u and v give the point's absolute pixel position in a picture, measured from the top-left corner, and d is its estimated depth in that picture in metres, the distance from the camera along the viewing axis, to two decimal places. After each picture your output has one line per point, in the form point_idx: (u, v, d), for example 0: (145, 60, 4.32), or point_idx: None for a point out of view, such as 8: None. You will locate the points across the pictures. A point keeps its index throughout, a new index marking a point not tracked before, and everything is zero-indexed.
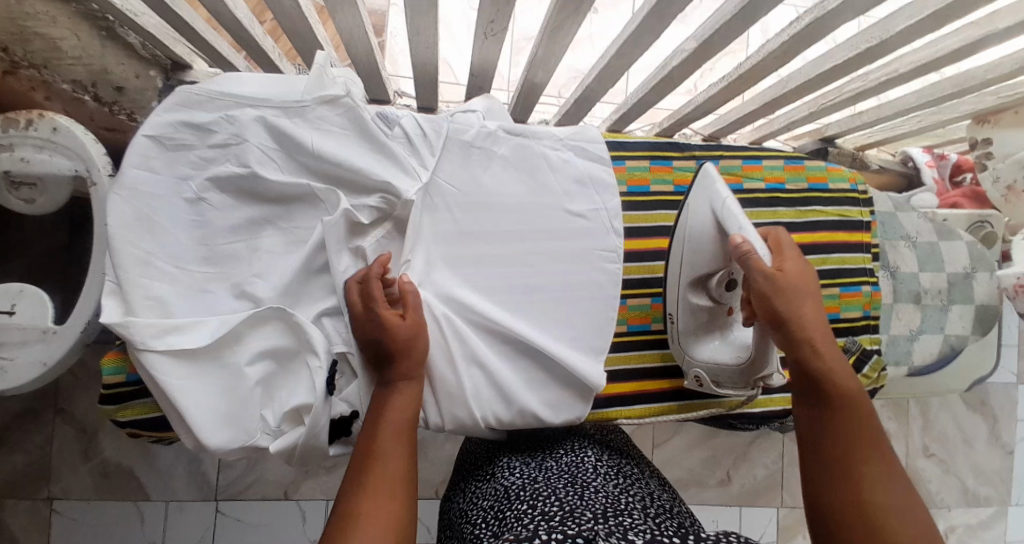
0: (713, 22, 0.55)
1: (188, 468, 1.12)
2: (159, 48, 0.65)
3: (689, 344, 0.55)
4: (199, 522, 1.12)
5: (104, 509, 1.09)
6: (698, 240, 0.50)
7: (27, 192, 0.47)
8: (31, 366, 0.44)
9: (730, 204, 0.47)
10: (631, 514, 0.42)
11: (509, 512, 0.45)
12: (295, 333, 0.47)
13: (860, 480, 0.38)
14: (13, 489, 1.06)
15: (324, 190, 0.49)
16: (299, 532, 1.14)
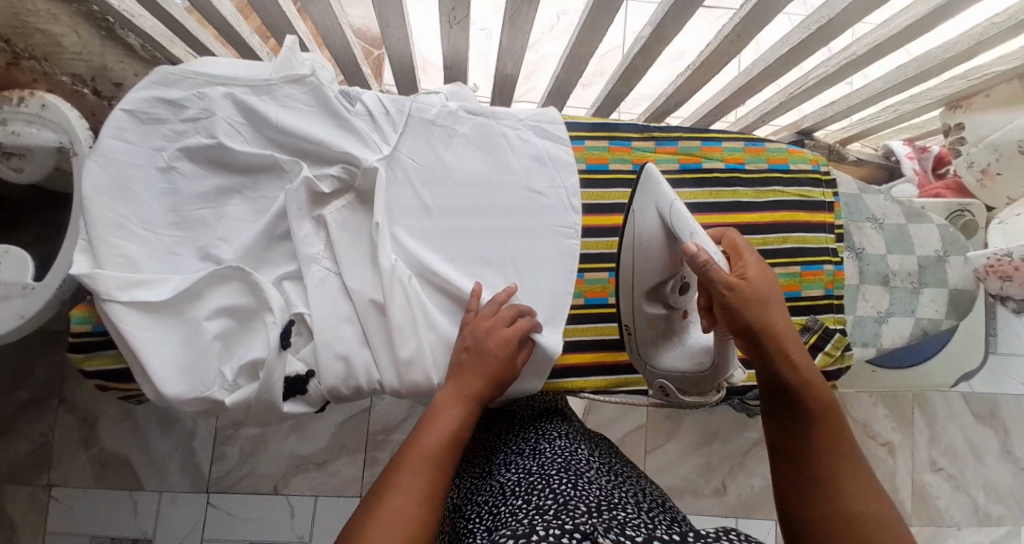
0: (663, 7, 0.57)
1: (183, 459, 1.14)
2: (158, 50, 0.69)
3: (651, 354, 0.55)
4: (190, 514, 1.13)
5: (100, 497, 1.11)
6: (650, 247, 0.49)
7: (18, 162, 0.52)
8: (9, 318, 0.48)
9: (678, 208, 0.46)
10: (626, 509, 0.38)
11: (502, 507, 0.41)
12: (254, 293, 0.49)
13: (841, 488, 0.36)
14: (16, 475, 1.09)
15: (289, 161, 0.53)
16: (287, 527, 1.14)
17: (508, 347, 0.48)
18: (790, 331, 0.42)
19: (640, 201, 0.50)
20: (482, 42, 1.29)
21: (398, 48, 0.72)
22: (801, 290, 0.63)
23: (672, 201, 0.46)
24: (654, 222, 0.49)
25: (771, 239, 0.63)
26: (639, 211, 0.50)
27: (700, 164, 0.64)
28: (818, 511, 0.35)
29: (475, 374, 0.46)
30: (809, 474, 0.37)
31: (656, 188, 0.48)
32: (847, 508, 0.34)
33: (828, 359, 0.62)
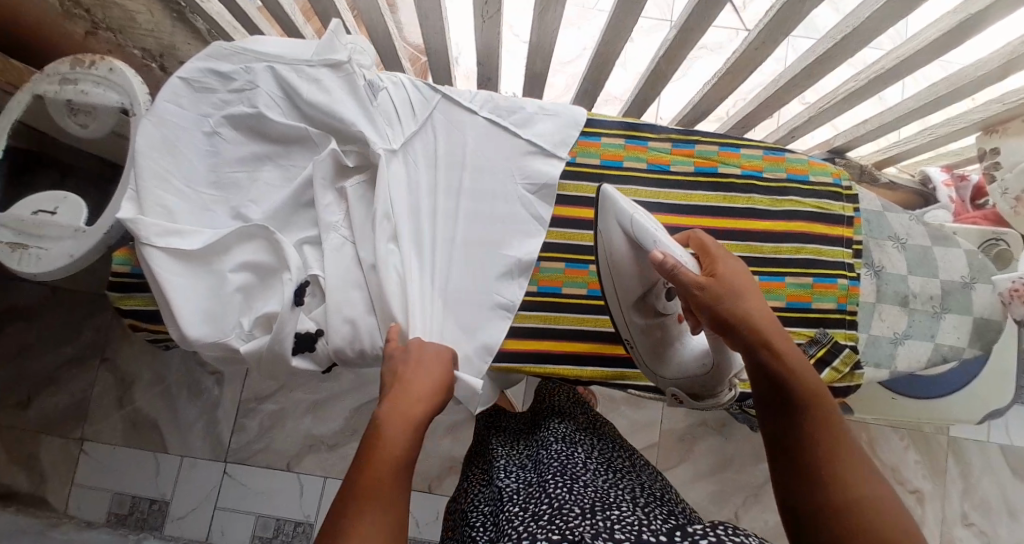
0: (686, 9, 0.59)
1: (205, 427, 1.20)
2: (222, 34, 0.76)
3: (655, 366, 0.56)
4: (206, 482, 1.18)
5: (126, 455, 1.18)
6: (623, 260, 0.51)
7: (83, 119, 0.58)
8: (60, 256, 0.53)
9: (637, 217, 0.48)
10: (619, 507, 0.43)
11: (503, 514, 0.48)
12: (275, 251, 0.53)
13: (852, 486, 0.30)
14: (53, 426, 1.17)
15: (319, 135, 0.57)
16: (296, 505, 1.17)
17: (443, 359, 0.46)
18: (770, 318, 0.40)
19: (604, 218, 0.52)
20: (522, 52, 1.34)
21: (435, 41, 0.77)
22: (812, 301, 0.62)
23: (631, 213, 0.48)
24: (620, 237, 0.51)
25: (784, 249, 0.63)
26: (607, 228, 0.52)
27: (716, 168, 0.65)
28: (813, 502, 0.31)
29: (423, 375, 0.42)
30: (815, 471, 0.32)
31: (613, 205, 0.50)
32: (850, 502, 0.30)
33: (836, 375, 0.60)
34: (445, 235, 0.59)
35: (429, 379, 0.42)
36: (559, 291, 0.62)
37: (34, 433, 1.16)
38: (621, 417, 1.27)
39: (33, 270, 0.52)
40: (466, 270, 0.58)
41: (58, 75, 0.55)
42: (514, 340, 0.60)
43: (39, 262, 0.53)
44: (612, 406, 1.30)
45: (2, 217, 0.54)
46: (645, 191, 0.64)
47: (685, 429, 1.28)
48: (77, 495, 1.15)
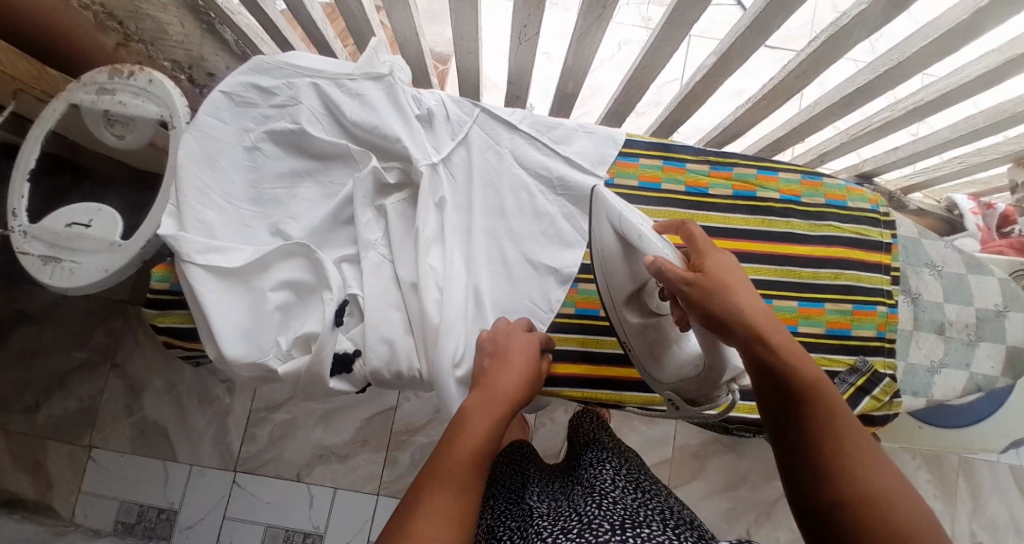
0: (730, 36, 0.59)
1: (215, 435, 1.18)
2: (250, 45, 0.73)
3: (652, 368, 0.54)
4: (215, 492, 1.16)
5: (134, 462, 1.16)
6: (613, 259, 0.51)
7: (120, 130, 0.57)
8: (94, 271, 0.52)
9: (624, 215, 0.47)
10: (648, 526, 0.43)
11: (532, 526, 0.48)
12: (316, 269, 0.52)
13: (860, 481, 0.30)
14: (61, 432, 1.15)
15: (359, 152, 0.56)
16: (305, 516, 1.15)
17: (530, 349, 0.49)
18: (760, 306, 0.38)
19: (596, 214, 0.52)
20: (543, 65, 1.33)
21: (466, 60, 0.76)
22: (851, 328, 0.61)
23: (617, 208, 0.48)
24: (609, 233, 0.51)
25: (823, 273, 0.62)
26: (597, 225, 0.52)
27: (755, 192, 0.64)
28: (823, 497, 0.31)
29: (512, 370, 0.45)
30: (826, 469, 0.31)
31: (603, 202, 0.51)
32: (856, 496, 0.30)
33: (876, 404, 0.59)
34: (486, 254, 0.59)
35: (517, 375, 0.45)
36: (598, 314, 0.61)
37: (39, 438, 1.14)
38: (635, 433, 1.26)
39: (66, 285, 0.51)
40: (500, 288, 0.58)
41: (96, 84, 0.55)
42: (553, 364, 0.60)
43: (72, 276, 0.52)
44: (626, 422, 1.29)
45: (34, 229, 0.52)
46: (683, 213, 0.62)
47: (698, 446, 1.28)
48: (83, 502, 1.13)
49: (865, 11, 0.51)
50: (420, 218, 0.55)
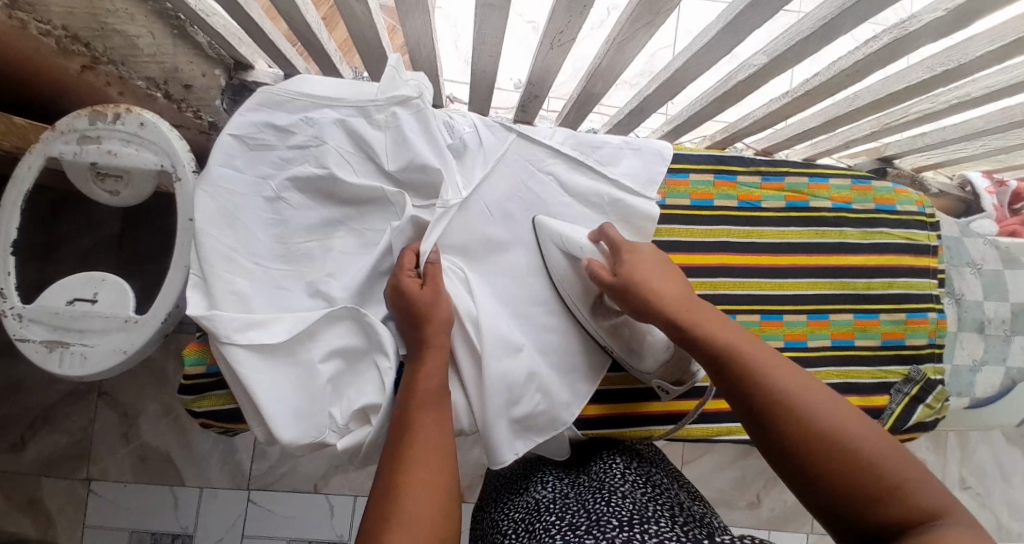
0: (786, 39, 0.53)
1: (221, 455, 0.96)
2: (225, 47, 0.62)
3: (635, 363, 0.51)
4: (229, 511, 0.95)
5: (137, 494, 0.94)
6: (564, 284, 0.52)
7: (112, 184, 0.49)
8: (111, 353, 0.46)
9: (567, 236, 0.51)
10: (658, 521, 0.39)
11: (537, 524, 0.43)
12: (365, 333, 0.47)
13: (805, 420, 0.32)
14: (52, 467, 0.93)
15: (394, 192, 0.50)
16: (326, 527, 0.97)
17: (444, 313, 0.45)
18: (678, 292, 0.43)
19: (542, 244, 0.53)
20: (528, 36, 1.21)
21: (485, 64, 0.67)
22: (905, 338, 0.61)
23: (558, 233, 0.51)
24: (560, 257, 0.52)
25: (876, 284, 0.61)
26: (546, 255, 0.53)
27: (807, 202, 0.61)
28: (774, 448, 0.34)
29: (429, 358, 0.43)
30: (767, 421, 0.34)
31: (547, 231, 0.53)
32: (804, 440, 0.32)
33: (929, 412, 0.60)
34: (533, 293, 0.55)
35: (435, 364, 0.43)
36: None
37: (33, 475, 0.92)
38: None
39: (80, 373, 0.45)
40: (551, 329, 0.54)
41: (76, 132, 0.47)
42: (610, 405, 0.59)
43: (85, 363, 0.46)
44: None
45: (28, 311, 0.46)
46: (737, 230, 0.60)
47: None
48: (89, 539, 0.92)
49: (941, 18, 0.46)
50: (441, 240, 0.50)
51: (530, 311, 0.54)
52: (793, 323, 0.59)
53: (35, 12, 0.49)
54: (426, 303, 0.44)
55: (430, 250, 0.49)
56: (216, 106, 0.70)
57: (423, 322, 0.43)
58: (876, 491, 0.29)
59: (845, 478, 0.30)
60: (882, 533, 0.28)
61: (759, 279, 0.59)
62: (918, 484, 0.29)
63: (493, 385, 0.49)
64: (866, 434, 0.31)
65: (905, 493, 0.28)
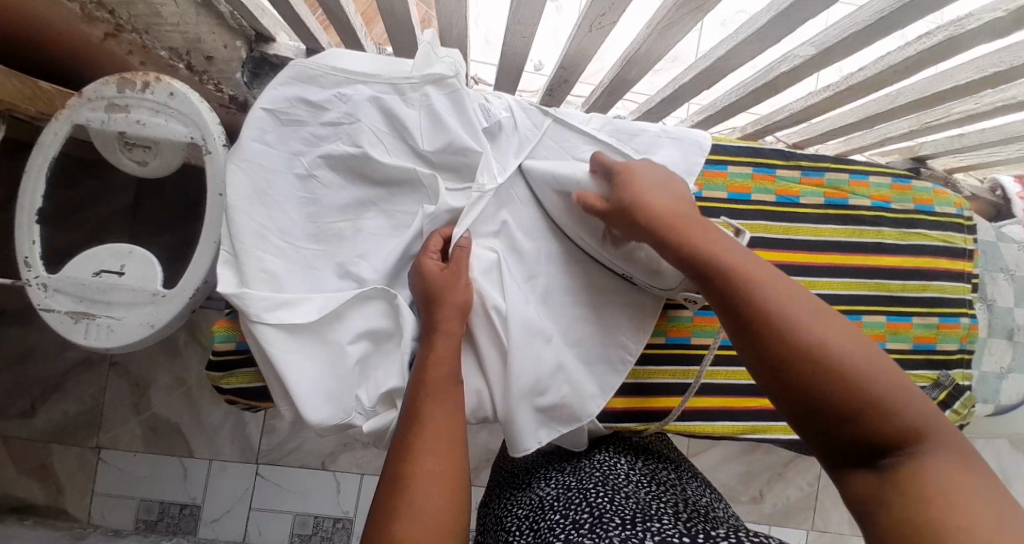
0: (838, 30, 0.51)
1: (232, 429, 0.96)
2: (248, 18, 0.63)
3: (662, 283, 0.48)
4: (237, 485, 0.96)
5: (148, 464, 0.94)
6: (565, 221, 0.50)
7: (140, 154, 0.48)
8: (138, 326, 0.45)
9: (559, 172, 0.49)
10: (661, 518, 0.39)
11: (541, 522, 0.43)
12: (395, 316, 0.46)
13: (803, 336, 0.30)
14: (63, 434, 0.93)
15: (427, 175, 0.49)
16: (332, 504, 0.97)
17: (463, 294, 0.44)
18: (675, 204, 0.40)
19: (538, 187, 0.52)
20: (552, 16, 1.18)
21: (517, 45, 0.65)
22: (936, 342, 0.60)
23: (551, 172, 0.49)
24: (556, 198, 0.50)
25: (911, 286, 0.60)
26: (544, 197, 0.52)
27: (846, 200, 0.60)
28: (770, 361, 0.31)
29: (438, 339, 0.41)
30: (764, 334, 0.31)
31: (539, 171, 0.51)
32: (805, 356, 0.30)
33: (956, 417, 0.60)
34: (561, 282, 0.53)
35: (446, 348, 0.41)
36: (689, 342, 0.59)
37: (41, 443, 0.92)
38: None
39: (106, 345, 0.45)
40: (580, 320, 0.53)
41: (103, 99, 0.46)
42: (628, 398, 0.57)
43: (113, 335, 0.45)
44: None
45: (54, 281, 0.45)
46: (774, 226, 0.58)
47: None
48: (99, 504, 0.93)
49: (1002, 18, 0.44)
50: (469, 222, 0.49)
51: (558, 300, 0.53)
52: None
53: None
54: (437, 285, 0.43)
55: (461, 234, 0.48)
56: (237, 79, 0.69)
57: (436, 305, 0.42)
58: (871, 411, 0.28)
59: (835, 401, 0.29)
60: (860, 451, 0.28)
61: (794, 277, 0.58)
62: (913, 415, 0.28)
63: (521, 374, 0.48)
64: (863, 356, 0.29)
65: (890, 421, 0.27)
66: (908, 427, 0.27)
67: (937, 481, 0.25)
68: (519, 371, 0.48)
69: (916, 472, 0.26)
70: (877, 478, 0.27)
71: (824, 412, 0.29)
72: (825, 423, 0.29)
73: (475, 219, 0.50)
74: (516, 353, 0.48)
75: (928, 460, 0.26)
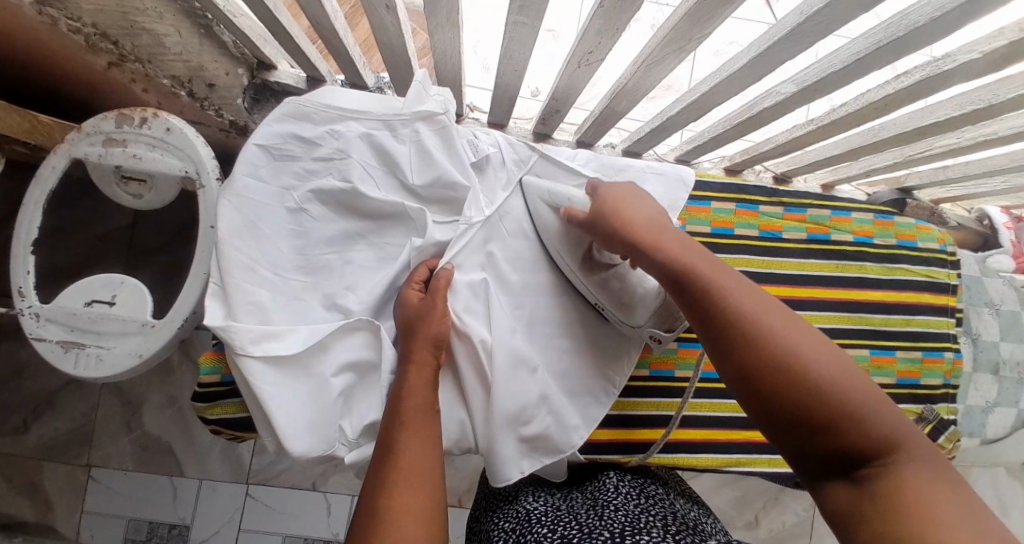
0: (817, 70, 0.52)
1: (222, 449, 0.95)
2: (250, 47, 0.63)
3: (632, 314, 0.49)
4: (227, 505, 0.95)
5: (137, 483, 0.94)
6: (550, 239, 0.51)
7: (136, 188, 0.50)
8: (127, 356, 0.46)
9: (554, 189, 0.51)
10: (650, 532, 0.39)
11: (528, 534, 0.42)
12: (379, 348, 0.47)
13: (768, 345, 0.31)
14: (53, 452, 0.92)
15: (416, 210, 0.51)
16: (322, 526, 0.96)
17: (440, 316, 0.44)
18: (653, 219, 0.42)
19: (530, 199, 0.53)
20: (549, 43, 1.20)
21: (510, 78, 0.66)
22: (920, 378, 0.61)
23: (547, 187, 0.51)
24: (547, 214, 0.51)
25: (894, 320, 0.61)
26: (533, 210, 0.52)
27: (828, 235, 0.61)
28: (736, 370, 0.32)
29: (418, 368, 0.42)
30: (731, 344, 0.32)
31: (533, 187, 0.52)
32: (770, 366, 0.30)
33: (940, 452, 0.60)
34: (546, 313, 0.54)
35: (423, 378, 0.42)
36: (672, 375, 0.60)
37: (33, 460, 0.92)
38: None
39: (95, 375, 0.46)
40: (563, 351, 0.54)
41: (101, 134, 0.47)
42: (610, 430, 0.58)
43: (101, 365, 0.46)
44: None
45: (47, 311, 0.46)
46: (757, 260, 0.59)
47: None
48: (88, 524, 0.92)
49: (976, 61, 0.44)
50: (453, 255, 0.50)
51: (543, 331, 0.53)
52: None
53: (67, 10, 0.48)
54: (414, 313, 0.44)
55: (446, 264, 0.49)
56: (239, 104, 0.69)
57: (415, 334, 0.43)
58: (837, 419, 0.28)
59: (802, 409, 0.29)
60: (835, 461, 0.28)
61: None
62: (883, 424, 0.28)
63: (502, 405, 0.48)
64: (829, 364, 0.30)
65: (864, 430, 0.28)
66: (876, 434, 0.27)
67: (912, 491, 0.25)
68: (500, 402, 0.48)
69: (896, 482, 0.26)
70: (855, 491, 0.27)
71: (796, 421, 0.29)
72: (796, 432, 0.29)
73: (460, 251, 0.50)
74: (499, 385, 0.48)
75: (906, 469, 0.26)
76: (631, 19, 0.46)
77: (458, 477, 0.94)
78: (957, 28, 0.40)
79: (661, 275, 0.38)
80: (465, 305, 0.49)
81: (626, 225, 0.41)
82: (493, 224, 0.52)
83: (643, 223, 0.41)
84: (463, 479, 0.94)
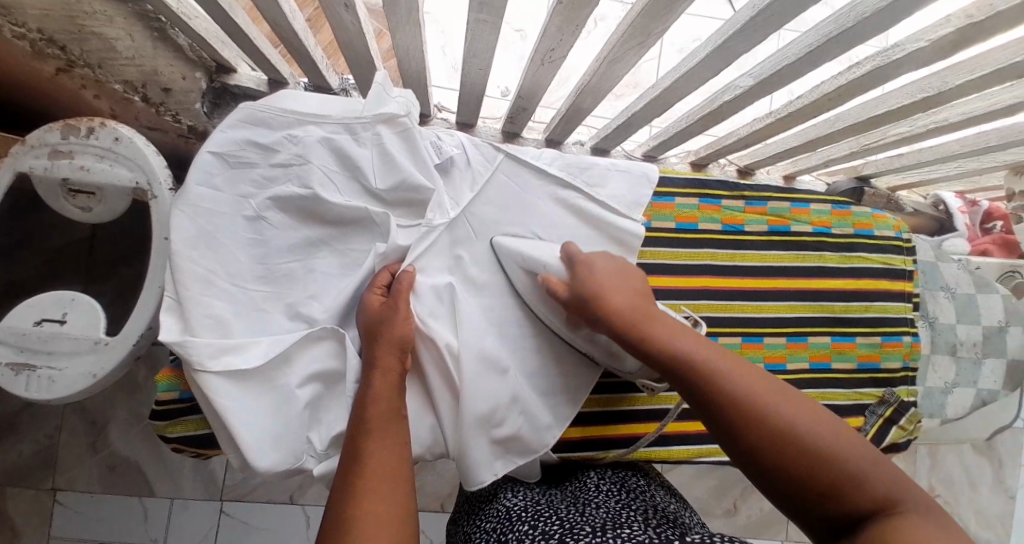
0: (772, 62, 0.53)
1: (193, 467, 0.93)
2: (208, 51, 0.62)
3: (622, 364, 0.50)
4: (201, 524, 0.92)
5: (106, 506, 0.91)
6: (529, 297, 0.51)
7: (85, 200, 0.48)
8: (80, 377, 0.44)
9: (524, 252, 0.50)
10: (631, 526, 0.39)
11: (509, 532, 0.42)
12: (345, 356, 0.46)
13: (770, 423, 0.32)
14: (14, 478, 0.89)
15: (380, 214, 0.50)
16: (301, 538, 0.94)
17: (406, 320, 0.44)
18: (634, 296, 0.42)
19: (502, 257, 0.52)
20: (516, 43, 1.20)
21: (475, 77, 0.66)
22: (880, 361, 0.63)
23: (518, 250, 0.50)
24: (521, 276, 0.51)
25: (854, 307, 0.62)
26: (507, 270, 0.52)
27: (789, 227, 0.62)
28: (745, 451, 0.32)
29: (382, 376, 0.41)
30: (734, 427, 0.33)
31: (504, 250, 0.52)
32: (774, 445, 0.31)
33: (902, 433, 0.62)
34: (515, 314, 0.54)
35: (387, 384, 0.41)
36: None
37: None
38: None
39: (46, 397, 0.44)
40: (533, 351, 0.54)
41: (46, 146, 0.45)
42: (589, 427, 0.58)
43: (52, 387, 0.44)
44: None
45: None
46: (721, 253, 0.60)
47: None
48: None
49: (923, 49, 0.45)
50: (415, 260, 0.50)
51: (513, 332, 0.53)
52: (773, 345, 0.60)
53: (11, 15, 0.46)
54: (376, 319, 0.44)
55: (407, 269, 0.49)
56: (197, 109, 0.68)
57: (379, 341, 0.43)
58: (840, 485, 0.29)
59: (810, 480, 0.30)
60: (845, 523, 0.29)
61: (740, 302, 0.60)
62: (878, 479, 0.29)
63: (472, 409, 0.48)
64: (824, 430, 0.31)
65: (859, 486, 0.29)
66: (876, 491, 0.29)
67: (913, 538, 0.26)
68: (470, 406, 0.48)
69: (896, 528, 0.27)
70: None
71: (799, 489, 0.31)
72: (806, 500, 0.30)
73: (423, 255, 0.51)
74: (468, 389, 0.48)
75: (908, 517, 0.28)
76: (590, 16, 0.47)
77: (438, 482, 0.93)
78: (903, 18, 0.41)
79: (653, 361, 0.38)
80: (430, 310, 0.49)
81: (611, 305, 0.41)
82: (458, 227, 0.52)
83: (626, 301, 0.41)
84: (444, 483, 0.94)
